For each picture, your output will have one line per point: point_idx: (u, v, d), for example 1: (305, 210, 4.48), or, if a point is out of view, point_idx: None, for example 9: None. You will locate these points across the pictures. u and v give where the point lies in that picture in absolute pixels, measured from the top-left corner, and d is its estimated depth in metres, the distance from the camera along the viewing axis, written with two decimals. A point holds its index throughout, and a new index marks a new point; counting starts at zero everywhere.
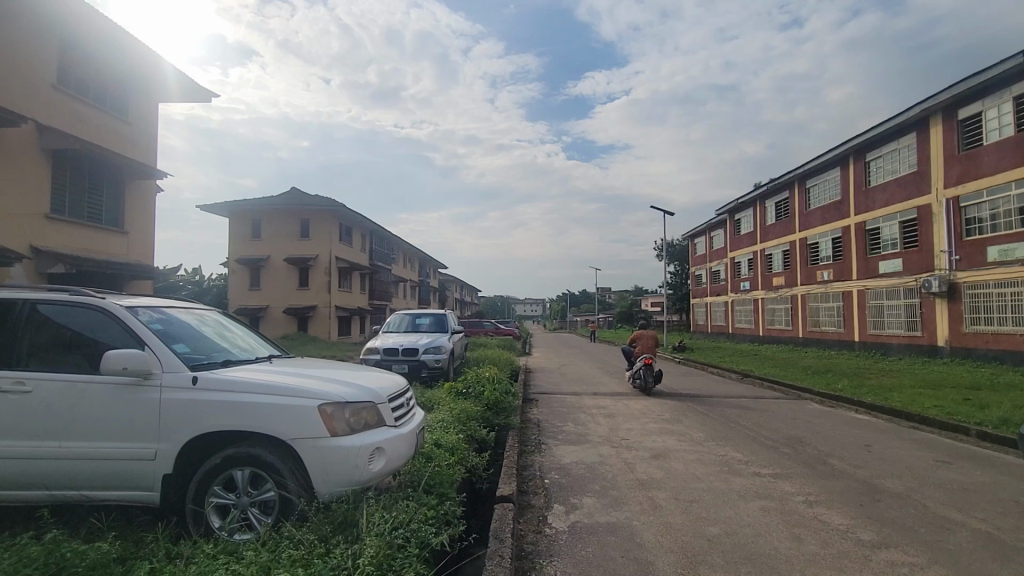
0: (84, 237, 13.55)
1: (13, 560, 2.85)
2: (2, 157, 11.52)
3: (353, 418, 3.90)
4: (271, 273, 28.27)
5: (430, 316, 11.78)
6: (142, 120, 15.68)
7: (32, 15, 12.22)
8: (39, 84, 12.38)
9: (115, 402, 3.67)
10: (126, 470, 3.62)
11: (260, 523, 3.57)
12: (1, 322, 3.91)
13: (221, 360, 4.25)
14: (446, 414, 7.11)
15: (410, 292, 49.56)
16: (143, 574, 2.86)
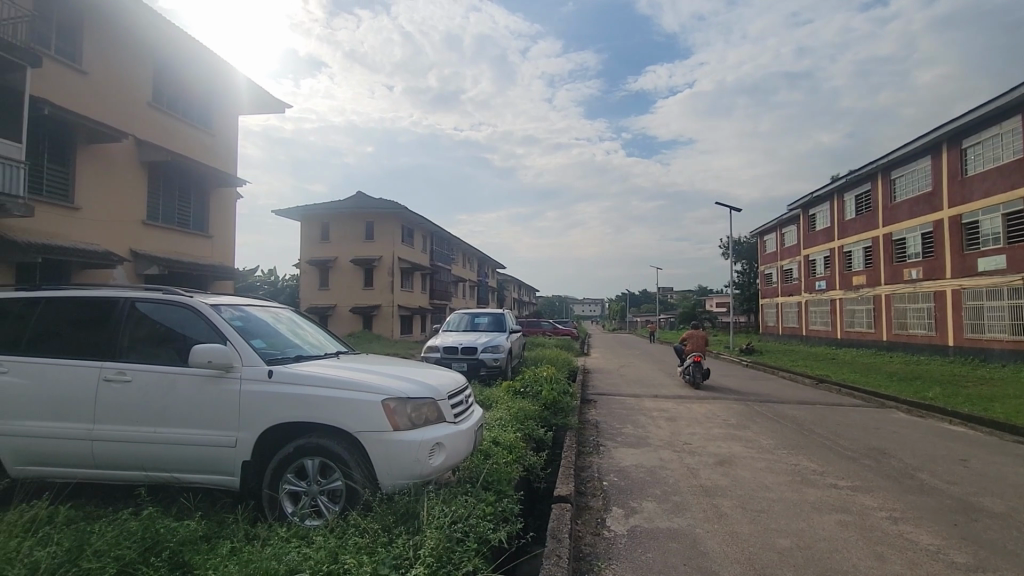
0: (175, 242, 14.82)
1: (116, 532, 3.16)
2: (107, 169, 12.80)
3: (415, 413, 4.02)
4: (339, 273, 29.65)
5: (488, 316, 11.93)
6: (223, 132, 16.88)
7: (131, 40, 13.50)
8: (136, 102, 13.61)
9: (201, 393, 3.98)
10: (210, 455, 3.92)
11: (329, 510, 3.75)
12: (106, 317, 4.35)
13: (294, 355, 4.51)
14: (504, 412, 7.17)
15: (468, 292, 50.40)
16: (225, 552, 3.08)
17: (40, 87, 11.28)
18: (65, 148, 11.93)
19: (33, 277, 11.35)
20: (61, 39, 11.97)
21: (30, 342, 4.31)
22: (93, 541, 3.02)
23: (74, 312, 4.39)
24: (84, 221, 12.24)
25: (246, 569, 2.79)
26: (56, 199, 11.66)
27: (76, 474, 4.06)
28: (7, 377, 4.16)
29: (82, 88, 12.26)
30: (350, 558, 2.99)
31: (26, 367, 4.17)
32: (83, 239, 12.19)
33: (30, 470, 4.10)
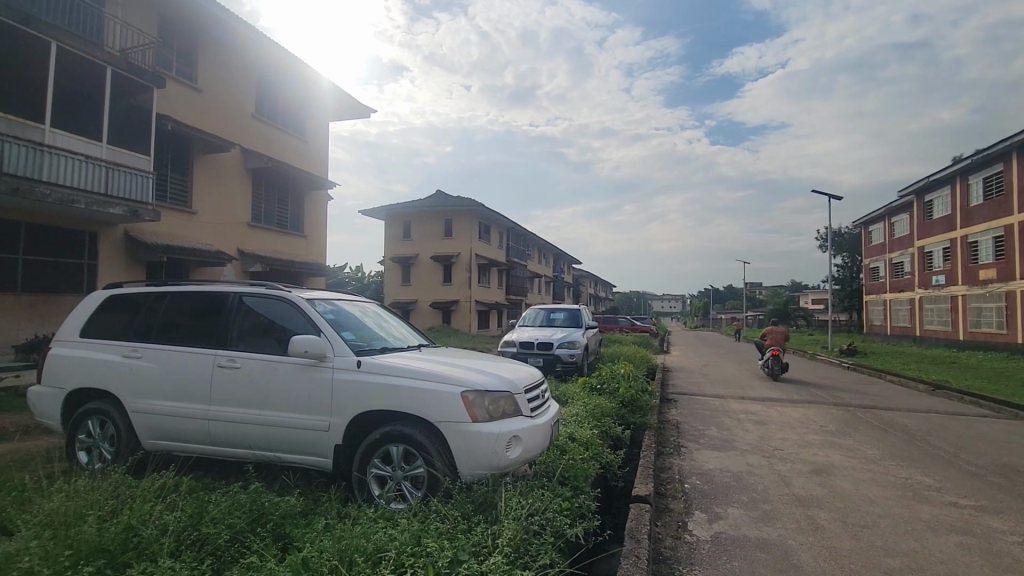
0: (276, 241, 16.18)
1: (229, 502, 3.50)
2: (219, 177, 14.21)
3: (492, 406, 4.11)
4: (420, 269, 30.85)
5: (564, 311, 11.88)
6: (316, 139, 18.13)
7: (237, 58, 14.88)
8: (241, 115, 14.96)
9: (298, 380, 4.32)
10: (307, 438, 4.24)
11: (412, 495, 3.93)
12: (219, 309, 4.84)
13: (379, 347, 4.76)
14: (580, 408, 7.10)
15: (543, 288, 50.57)
16: (320, 527, 3.32)
17: (165, 106, 12.75)
18: (185, 160, 13.40)
19: (159, 273, 12.93)
20: (181, 62, 13.45)
21: (159, 331, 4.90)
22: (210, 509, 3.37)
23: (193, 304, 4.93)
24: (200, 224, 13.67)
25: (339, 545, 3.00)
26: (177, 205, 13.13)
27: (196, 449, 4.56)
28: (141, 361, 4.76)
29: (197, 104, 13.68)
30: (432, 541, 3.11)
31: (156, 352, 4.74)
32: (199, 240, 13.64)
33: (160, 443, 4.66)
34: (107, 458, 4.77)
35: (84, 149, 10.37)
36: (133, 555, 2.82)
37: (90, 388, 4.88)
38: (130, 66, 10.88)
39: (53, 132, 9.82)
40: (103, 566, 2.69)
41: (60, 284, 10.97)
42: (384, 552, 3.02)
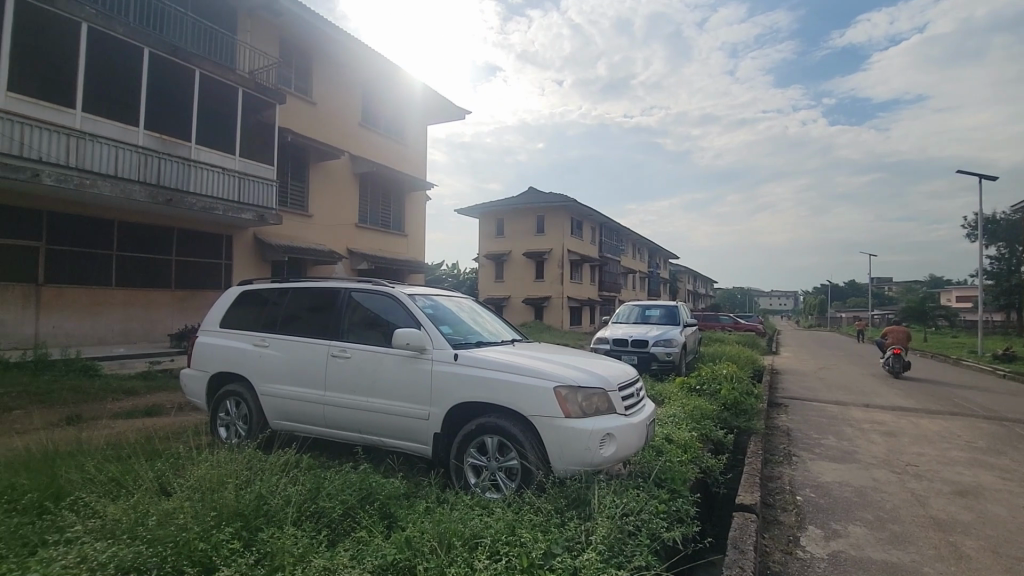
0: (380, 240, 17.31)
1: (341, 480, 3.81)
2: (332, 182, 15.49)
3: (586, 402, 4.08)
4: (513, 265, 31.34)
5: (660, 308, 11.45)
6: (416, 142, 19.11)
7: (346, 71, 16.10)
8: (350, 123, 16.16)
9: (401, 371, 4.59)
10: (409, 425, 4.49)
11: (507, 486, 4.00)
12: (332, 304, 5.28)
13: (475, 341, 4.91)
14: (678, 409, 6.80)
15: (638, 284, 49.12)
16: (421, 510, 3.51)
17: (286, 119, 14.15)
18: (303, 167, 14.76)
19: (282, 271, 14.40)
20: (299, 78, 14.83)
21: (282, 323, 5.46)
22: (325, 485, 3.68)
23: (310, 299, 5.43)
24: (315, 225, 15.00)
25: (438, 527, 3.15)
26: (296, 209, 14.51)
27: (313, 430, 5.03)
28: (268, 350, 5.33)
29: (313, 116, 15.00)
30: (526, 532, 3.17)
31: (280, 342, 5.30)
32: (315, 241, 14.97)
33: (284, 423, 5.19)
34: (241, 434, 5.40)
35: (221, 162, 11.79)
36: (264, 521, 3.12)
37: (228, 373, 5.55)
38: (255, 85, 12.21)
39: (196, 149, 11.29)
40: (239, 527, 3.00)
41: (203, 280, 12.63)
42: (480, 538, 3.12)
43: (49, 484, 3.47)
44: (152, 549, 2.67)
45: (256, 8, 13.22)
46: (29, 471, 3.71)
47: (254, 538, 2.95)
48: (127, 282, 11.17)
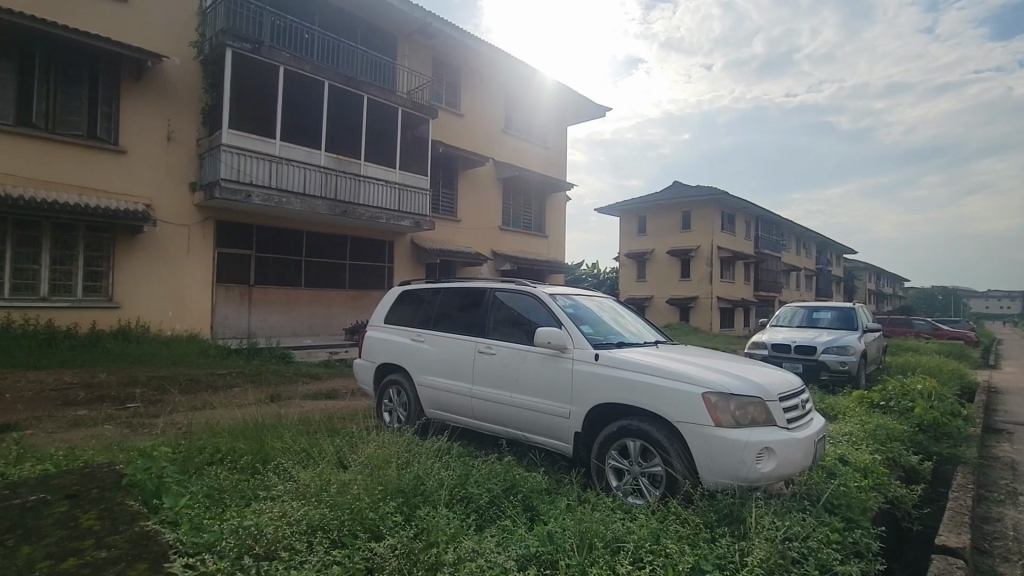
0: (523, 241, 17.91)
1: (487, 470, 3.98)
2: (478, 188, 16.43)
3: (740, 412, 3.74)
4: (657, 264, 30.08)
5: (833, 310, 10.05)
6: (555, 144, 19.37)
7: (490, 81, 16.93)
8: (494, 131, 16.97)
9: (543, 368, 4.67)
10: (551, 423, 4.55)
11: (651, 493, 3.83)
12: (479, 303, 5.59)
13: (617, 342, 4.80)
14: (854, 426, 5.90)
15: (804, 283, 43.67)
16: (562, 508, 3.52)
17: (438, 132, 15.37)
18: (453, 175, 15.87)
19: (435, 272, 15.65)
20: (450, 93, 15.98)
21: (435, 319, 5.92)
22: (473, 472, 3.89)
23: (460, 298, 5.82)
24: (464, 229, 16.04)
25: (579, 526, 3.14)
26: (446, 215, 15.68)
27: (463, 421, 5.35)
28: (424, 344, 5.82)
29: (462, 127, 16.05)
30: (672, 544, 3.02)
31: (434, 337, 5.74)
32: (463, 244, 16.01)
33: (437, 412, 5.60)
34: (402, 420, 5.96)
35: (385, 175, 13.21)
36: (421, 499, 3.40)
37: (391, 363, 6.16)
38: (412, 104, 13.50)
39: (365, 165, 12.81)
40: (401, 503, 3.31)
41: (371, 280, 14.28)
42: (623, 543, 3.05)
43: (258, 449, 4.21)
44: (333, 511, 3.04)
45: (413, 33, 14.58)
46: (244, 438, 4.52)
47: (412, 514, 3.22)
48: (312, 282, 13.11)
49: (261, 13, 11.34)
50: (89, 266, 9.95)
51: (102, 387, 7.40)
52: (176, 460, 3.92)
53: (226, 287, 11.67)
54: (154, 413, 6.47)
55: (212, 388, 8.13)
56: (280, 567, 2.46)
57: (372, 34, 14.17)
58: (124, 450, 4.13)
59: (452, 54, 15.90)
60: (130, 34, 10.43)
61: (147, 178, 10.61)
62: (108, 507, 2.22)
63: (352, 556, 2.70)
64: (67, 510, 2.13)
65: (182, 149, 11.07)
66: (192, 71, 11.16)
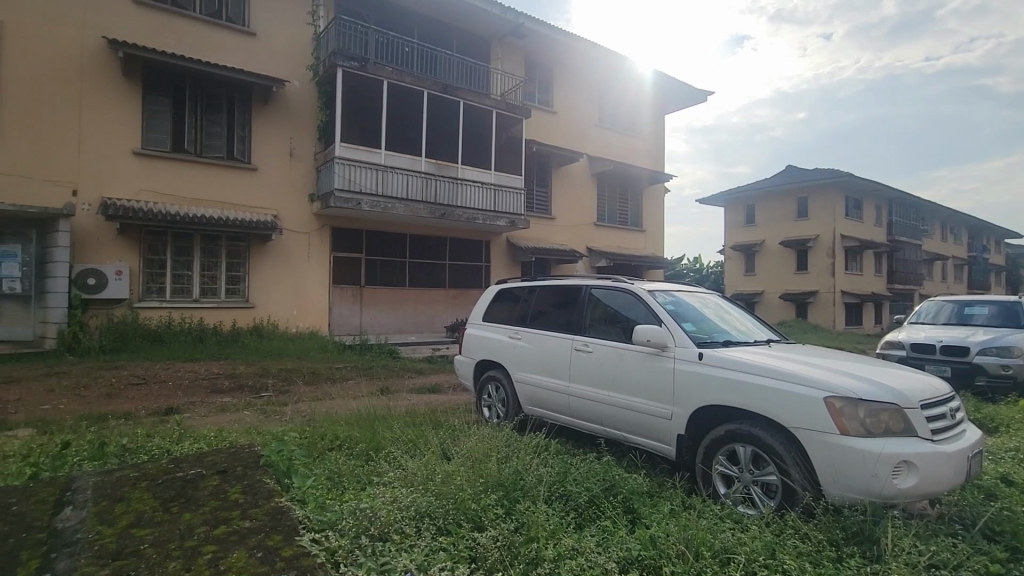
0: (619, 237, 17.53)
1: (586, 469, 3.94)
2: (572, 185, 16.36)
3: (871, 419, 3.34)
4: (767, 257, 27.91)
5: (991, 305, 8.65)
6: (652, 134, 18.69)
7: (583, 76, 16.76)
8: (587, 126, 16.78)
9: (642, 368, 4.52)
10: (650, 423, 4.39)
11: (765, 503, 3.54)
12: (575, 301, 5.56)
13: (722, 340, 4.49)
14: (1021, 441, 5.02)
15: (952, 273, 38.00)
16: (665, 514, 3.38)
17: (532, 131, 15.52)
18: (547, 174, 15.94)
19: (530, 271, 15.82)
20: (543, 91, 16.07)
21: (532, 317, 5.96)
22: (572, 471, 3.87)
23: (555, 296, 5.83)
24: (558, 227, 16.06)
25: (684, 533, 3.00)
26: (541, 213, 15.78)
27: (560, 418, 5.32)
28: (520, 342, 5.88)
29: (555, 124, 16.06)
30: (789, 561, 2.78)
31: (530, 335, 5.79)
32: (558, 242, 16.02)
33: (534, 409, 5.63)
34: (501, 415, 6.04)
35: (481, 177, 13.60)
36: (520, 494, 3.44)
37: (488, 360, 6.29)
38: (506, 105, 13.75)
39: (462, 169, 13.27)
40: (502, 496, 3.37)
41: (470, 280, 14.77)
42: (733, 554, 2.87)
43: (371, 438, 4.51)
44: (440, 499, 3.18)
45: (505, 36, 14.86)
46: (359, 427, 4.87)
47: (512, 508, 3.27)
48: (415, 282, 13.84)
49: (367, 32, 12.19)
50: (230, 271, 11.33)
51: (243, 377, 8.43)
52: (302, 444, 4.33)
53: (341, 288, 12.70)
54: (283, 401, 7.23)
55: (330, 379, 8.90)
56: (392, 548, 2.61)
57: (467, 41, 14.67)
58: (260, 433, 4.65)
59: (543, 52, 15.95)
60: (259, 64, 11.72)
61: (274, 192, 11.84)
62: (249, 482, 2.50)
63: (456, 544, 2.78)
64: (216, 484, 2.44)
65: (302, 163, 12.21)
66: (309, 93, 12.29)
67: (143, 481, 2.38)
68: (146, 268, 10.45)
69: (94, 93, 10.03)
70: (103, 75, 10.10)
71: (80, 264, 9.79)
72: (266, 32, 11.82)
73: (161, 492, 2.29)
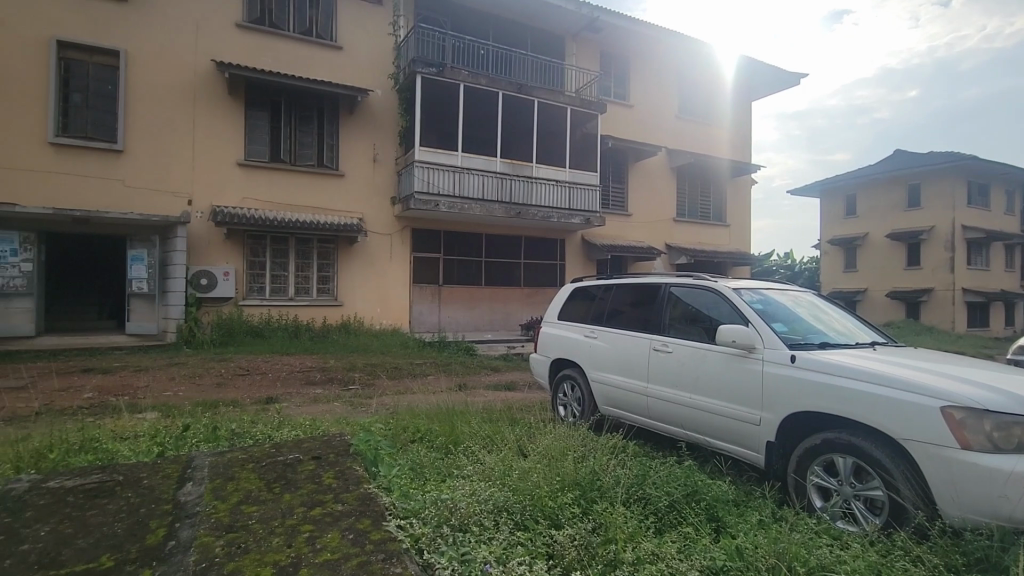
0: (700, 233, 16.81)
1: (666, 473, 3.81)
2: (649, 179, 15.90)
3: (1000, 433, 2.93)
4: (871, 251, 25.56)
5: None
6: (737, 123, 17.73)
7: (661, 66, 16.22)
8: (666, 118, 16.24)
9: (727, 369, 4.29)
10: (736, 428, 4.16)
11: (869, 520, 3.23)
12: (653, 299, 5.39)
13: (818, 343, 4.15)
14: None
15: None
16: (752, 526, 3.18)
17: (608, 126, 15.24)
18: (623, 169, 15.61)
19: (606, 269, 15.56)
20: (619, 85, 15.73)
21: (608, 316, 5.86)
22: (651, 474, 3.76)
23: (633, 295, 5.68)
24: (635, 224, 15.67)
25: (775, 546, 2.81)
26: (617, 210, 15.48)
27: (638, 420, 5.17)
28: (596, 341, 5.79)
29: (632, 118, 15.68)
30: None
31: (607, 334, 5.68)
32: (635, 239, 15.64)
33: (610, 410, 5.52)
34: (576, 415, 5.96)
35: (555, 176, 13.57)
36: (597, 494, 3.38)
37: (563, 358, 6.25)
38: (580, 101, 13.61)
39: (536, 167, 13.28)
40: (579, 495, 3.33)
41: (544, 278, 14.79)
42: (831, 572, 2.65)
43: (450, 433, 4.63)
44: (517, 495, 3.20)
45: (580, 31, 14.73)
46: (439, 421, 5.02)
47: (590, 508, 3.23)
48: (491, 281, 14.08)
49: (444, 38, 12.54)
50: (321, 271, 12.14)
51: (334, 371, 9.00)
52: (387, 435, 4.56)
53: (420, 287, 13.19)
54: (369, 394, 7.64)
55: (412, 374, 9.28)
56: (472, 539, 2.66)
57: (542, 39, 14.71)
58: (350, 424, 4.94)
59: (619, 44, 15.63)
60: (346, 76, 12.44)
61: (359, 196, 12.52)
62: (340, 469, 2.66)
63: (534, 540, 2.80)
64: (311, 468, 2.62)
65: (384, 169, 12.81)
66: (390, 100, 12.87)
67: (250, 463, 2.60)
68: (249, 269, 11.45)
69: (205, 112, 11.12)
70: (212, 95, 11.17)
71: (194, 265, 10.92)
72: (351, 45, 12.52)
73: (264, 474, 2.49)
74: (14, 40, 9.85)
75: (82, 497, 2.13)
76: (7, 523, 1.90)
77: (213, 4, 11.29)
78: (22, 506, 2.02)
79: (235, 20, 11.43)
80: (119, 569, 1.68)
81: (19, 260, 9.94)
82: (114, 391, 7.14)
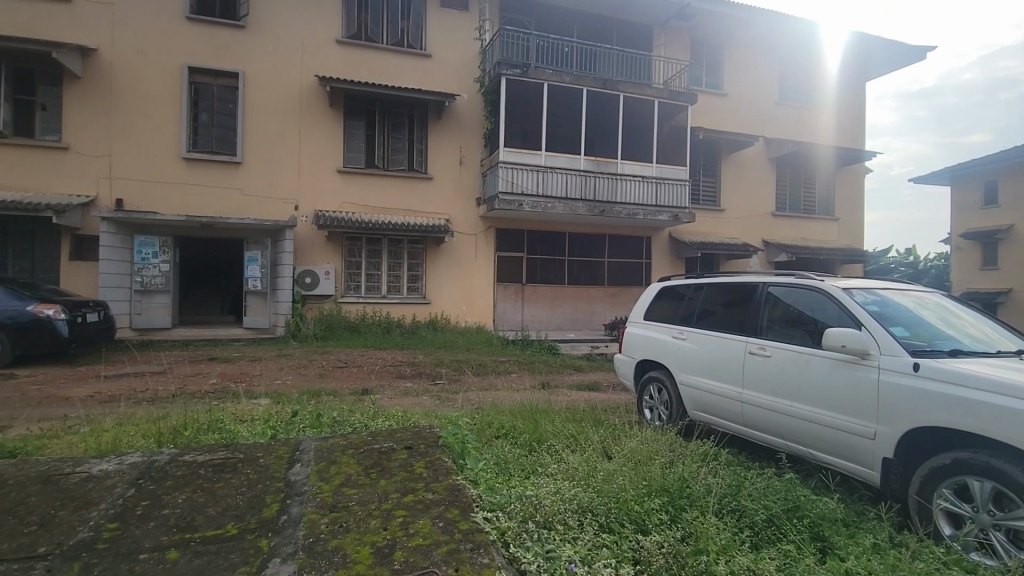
0: (803, 228, 15.54)
1: (763, 485, 3.56)
2: (744, 172, 14.98)
3: None
4: (1015, 246, 22.23)
5: None
6: (847, 106, 16.20)
7: (758, 50, 15.22)
8: (764, 106, 15.22)
9: (835, 376, 3.93)
10: (845, 441, 3.80)
11: (1013, 555, 2.81)
12: (749, 300, 5.06)
13: (949, 350, 3.66)
14: None
15: None
16: (865, 549, 2.89)
17: (698, 117, 14.56)
18: (715, 162, 14.84)
19: (696, 267, 14.88)
20: (711, 74, 14.97)
21: (698, 317, 5.58)
22: (747, 484, 3.54)
23: (726, 295, 5.36)
24: (728, 220, 14.84)
25: None
26: (708, 206, 14.76)
27: (731, 427, 4.88)
28: (685, 343, 5.54)
29: (726, 108, 14.85)
30: None
31: (697, 335, 5.42)
32: (728, 235, 14.82)
33: (700, 415, 5.26)
34: (663, 419, 5.72)
35: (642, 172, 13.17)
36: (687, 502, 3.23)
37: (650, 360, 6.04)
38: (669, 93, 13.09)
39: (622, 164, 12.96)
40: (666, 502, 3.20)
41: (629, 277, 14.43)
42: None
43: (534, 431, 4.65)
44: (601, 497, 3.14)
45: (669, 20, 14.19)
46: (522, 418, 5.07)
47: (679, 516, 3.09)
48: (575, 280, 13.99)
49: (529, 38, 12.62)
50: (411, 271, 12.74)
51: (423, 366, 9.41)
52: (473, 429, 4.68)
53: (504, 286, 13.40)
54: (456, 389, 7.89)
55: (496, 371, 9.46)
56: (556, 537, 2.64)
57: (628, 32, 14.36)
58: (438, 417, 5.12)
59: (712, 31, 14.87)
60: (434, 82, 12.92)
61: (446, 198, 12.97)
62: (431, 459, 2.77)
63: (620, 544, 2.72)
64: (405, 457, 2.75)
65: (470, 170, 13.15)
66: (476, 103, 13.18)
67: (350, 449, 2.78)
68: (346, 268, 12.27)
69: (309, 123, 12.07)
70: (316, 107, 12.09)
71: (299, 265, 11.89)
72: (439, 52, 12.98)
73: (362, 460, 2.65)
74: (156, 70, 11.31)
75: (211, 471, 2.39)
76: (152, 489, 2.18)
77: (316, 24, 12.21)
78: (163, 476, 2.31)
79: (334, 36, 12.28)
80: (242, 537, 1.87)
81: (158, 262, 11.41)
82: (234, 378, 7.99)
